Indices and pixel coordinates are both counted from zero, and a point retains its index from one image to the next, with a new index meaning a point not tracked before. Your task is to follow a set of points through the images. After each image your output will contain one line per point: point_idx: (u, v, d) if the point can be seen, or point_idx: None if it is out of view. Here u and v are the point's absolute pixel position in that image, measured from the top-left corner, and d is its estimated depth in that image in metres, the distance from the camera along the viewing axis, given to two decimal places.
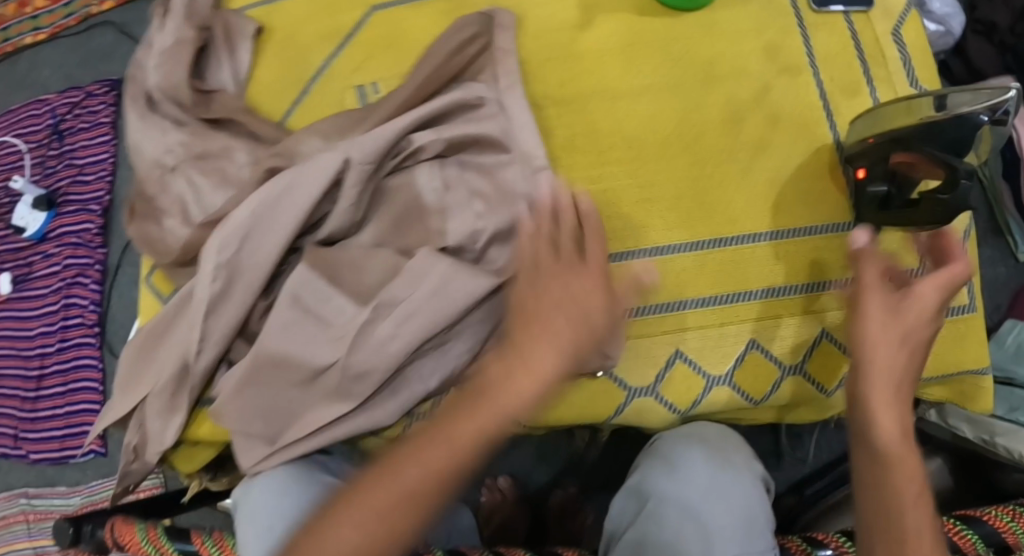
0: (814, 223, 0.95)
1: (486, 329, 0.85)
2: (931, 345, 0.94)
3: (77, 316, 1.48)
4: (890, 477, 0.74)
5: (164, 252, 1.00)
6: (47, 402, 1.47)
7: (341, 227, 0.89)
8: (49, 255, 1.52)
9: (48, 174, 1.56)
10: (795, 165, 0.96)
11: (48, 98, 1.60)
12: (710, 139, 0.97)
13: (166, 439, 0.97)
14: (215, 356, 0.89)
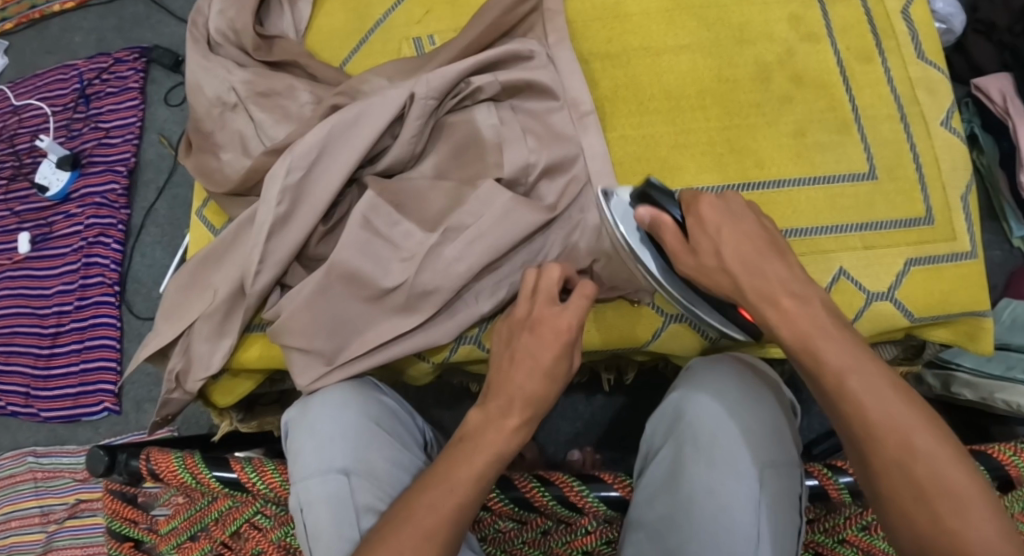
0: (841, 171, 0.99)
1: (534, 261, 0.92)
2: (936, 285, 0.96)
3: (97, 273, 1.76)
4: (931, 475, 0.71)
5: (220, 181, 1.04)
6: (64, 358, 1.73)
7: (400, 158, 0.95)
8: (72, 215, 1.81)
9: (73, 137, 1.88)
10: (819, 118, 1.01)
11: (76, 65, 1.93)
12: (741, 95, 1.02)
13: (214, 362, 1.00)
14: (273, 277, 0.93)
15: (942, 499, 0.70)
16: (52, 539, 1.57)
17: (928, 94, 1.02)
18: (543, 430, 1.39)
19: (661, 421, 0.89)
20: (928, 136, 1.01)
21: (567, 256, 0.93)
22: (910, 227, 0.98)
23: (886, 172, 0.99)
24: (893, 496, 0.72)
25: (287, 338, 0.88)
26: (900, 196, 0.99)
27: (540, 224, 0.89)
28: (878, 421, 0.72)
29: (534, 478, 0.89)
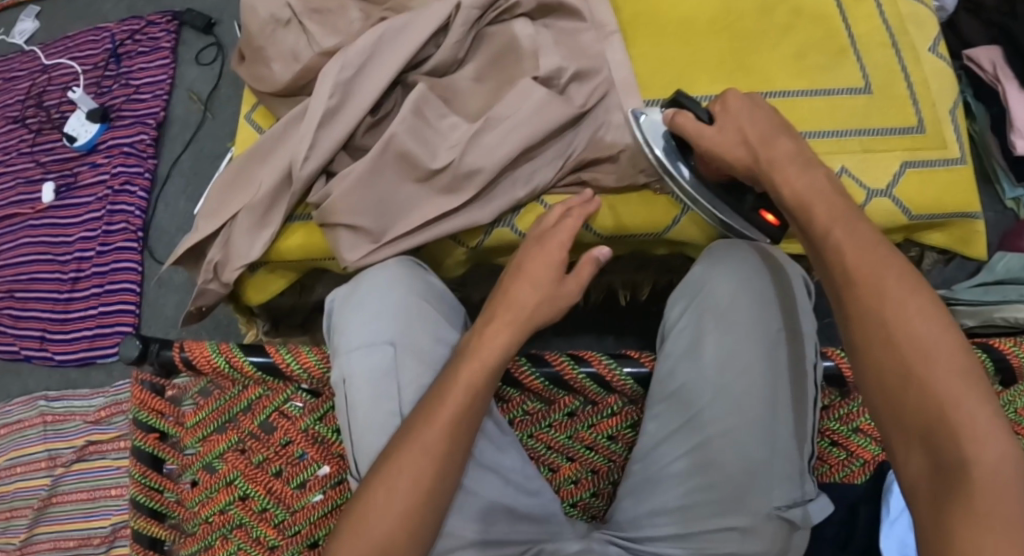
0: (838, 88, 1.06)
1: (562, 156, 1.00)
2: (931, 185, 1.03)
3: (121, 220, 1.81)
4: (952, 392, 0.75)
5: (270, 83, 1.11)
6: (82, 302, 1.76)
7: (444, 61, 1.02)
8: (98, 165, 1.88)
9: (104, 93, 1.95)
10: (819, 43, 1.08)
11: (109, 28, 2.02)
12: (745, 22, 1.09)
13: (254, 250, 1.07)
14: (321, 165, 0.99)
15: (947, 436, 0.74)
16: (59, 482, 1.62)
17: (916, 27, 1.10)
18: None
19: (686, 297, 0.96)
20: (916, 60, 1.08)
21: (592, 151, 1.00)
22: (905, 135, 1.05)
23: (880, 88, 1.07)
24: (904, 431, 0.77)
25: (337, 213, 0.94)
26: (892, 109, 1.06)
27: (570, 118, 0.98)
28: (888, 365, 0.78)
29: (567, 357, 1.01)
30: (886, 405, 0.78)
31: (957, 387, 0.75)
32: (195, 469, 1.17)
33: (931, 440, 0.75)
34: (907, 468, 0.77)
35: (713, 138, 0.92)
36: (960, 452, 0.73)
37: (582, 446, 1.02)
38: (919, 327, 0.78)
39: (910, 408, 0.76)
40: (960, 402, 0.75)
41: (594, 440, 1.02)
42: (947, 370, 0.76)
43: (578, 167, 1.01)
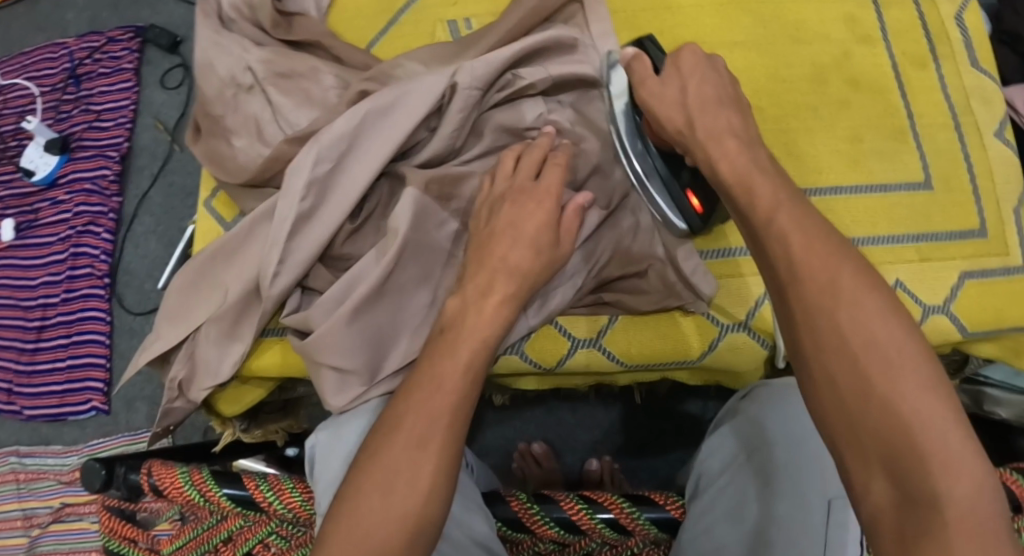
0: (893, 180, 0.89)
1: (588, 267, 0.81)
2: (991, 300, 0.85)
3: (86, 264, 1.61)
4: (926, 411, 0.59)
5: (234, 170, 0.92)
6: (50, 353, 1.57)
7: (439, 152, 0.84)
8: (59, 201, 1.65)
9: (62, 119, 1.72)
10: (871, 123, 0.90)
11: (66, 43, 1.77)
12: (795, 96, 0.91)
13: (223, 369, 0.90)
14: (294, 281, 0.82)
15: (917, 465, 0.59)
16: (36, 544, 1.45)
17: (982, 105, 0.92)
18: (560, 436, 1.30)
19: (722, 451, 0.83)
20: (982, 149, 0.91)
21: (619, 262, 0.82)
22: (962, 239, 0.87)
23: (942, 183, 0.89)
24: (860, 451, 0.61)
25: (321, 352, 0.77)
26: (953, 208, 0.88)
27: (597, 221, 0.81)
28: (842, 375, 0.62)
29: (579, 498, 0.82)
30: (843, 425, 0.62)
31: (927, 402, 0.60)
32: None
33: (897, 468, 0.59)
34: (870, 500, 0.60)
35: (653, 87, 0.78)
36: (932, 485, 0.58)
37: None
38: (874, 322, 0.62)
39: (870, 428, 0.60)
40: (930, 421, 0.59)
41: None
42: (916, 383, 0.60)
43: (601, 278, 0.82)
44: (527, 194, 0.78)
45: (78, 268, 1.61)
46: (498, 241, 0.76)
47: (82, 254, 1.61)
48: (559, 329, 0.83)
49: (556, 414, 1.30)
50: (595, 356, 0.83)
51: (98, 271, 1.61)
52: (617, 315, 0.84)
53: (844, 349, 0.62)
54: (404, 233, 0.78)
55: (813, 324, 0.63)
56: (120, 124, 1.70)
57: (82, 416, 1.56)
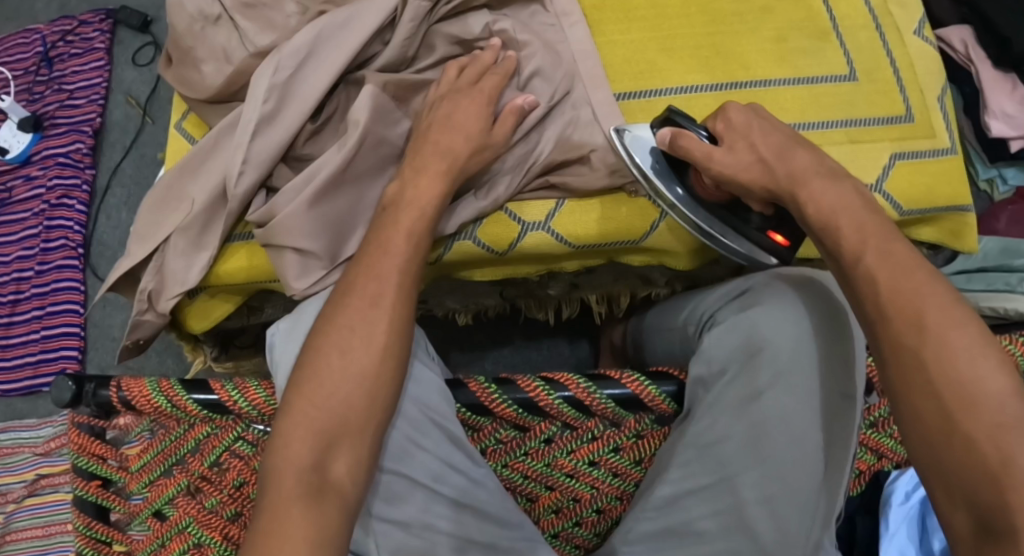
0: (818, 74, 0.93)
1: (532, 156, 0.86)
2: (921, 178, 0.91)
3: (60, 236, 1.66)
4: (1009, 440, 0.66)
5: (200, 89, 0.98)
6: (24, 326, 1.60)
7: (393, 60, 0.90)
8: (32, 177, 1.70)
9: (36, 101, 1.76)
10: (798, 26, 0.95)
11: (38, 28, 1.82)
12: (723, 4, 0.95)
13: (191, 276, 0.95)
14: (257, 179, 0.88)
15: (1000, 498, 0.65)
16: (11, 519, 1.47)
17: (899, 7, 0.98)
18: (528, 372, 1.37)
19: (728, 340, 0.83)
20: (902, 44, 0.96)
21: (559, 150, 0.87)
22: (890, 124, 0.93)
23: (865, 75, 0.94)
24: (945, 487, 0.68)
25: (285, 236, 0.83)
26: (880, 98, 0.93)
27: (537, 116, 0.87)
28: (926, 411, 0.69)
29: (539, 379, 0.87)
30: (922, 450, 0.69)
31: (1005, 439, 0.66)
32: (144, 520, 0.94)
33: (978, 501, 0.66)
34: (952, 528, 0.67)
35: (726, 157, 0.80)
36: (1012, 518, 0.64)
37: (563, 475, 0.88)
38: (961, 362, 0.68)
39: (956, 458, 0.67)
40: (1012, 456, 0.66)
41: (576, 468, 0.88)
42: (994, 419, 0.67)
43: (543, 166, 0.87)
44: (464, 93, 0.85)
45: (52, 241, 1.65)
46: (444, 134, 0.83)
47: (57, 227, 1.65)
48: (510, 215, 0.87)
49: (524, 352, 1.37)
50: (544, 237, 0.87)
51: (72, 241, 1.65)
52: (563, 200, 0.88)
53: (929, 388, 0.69)
54: (365, 123, 0.85)
55: (898, 363, 0.70)
56: (92, 101, 1.75)
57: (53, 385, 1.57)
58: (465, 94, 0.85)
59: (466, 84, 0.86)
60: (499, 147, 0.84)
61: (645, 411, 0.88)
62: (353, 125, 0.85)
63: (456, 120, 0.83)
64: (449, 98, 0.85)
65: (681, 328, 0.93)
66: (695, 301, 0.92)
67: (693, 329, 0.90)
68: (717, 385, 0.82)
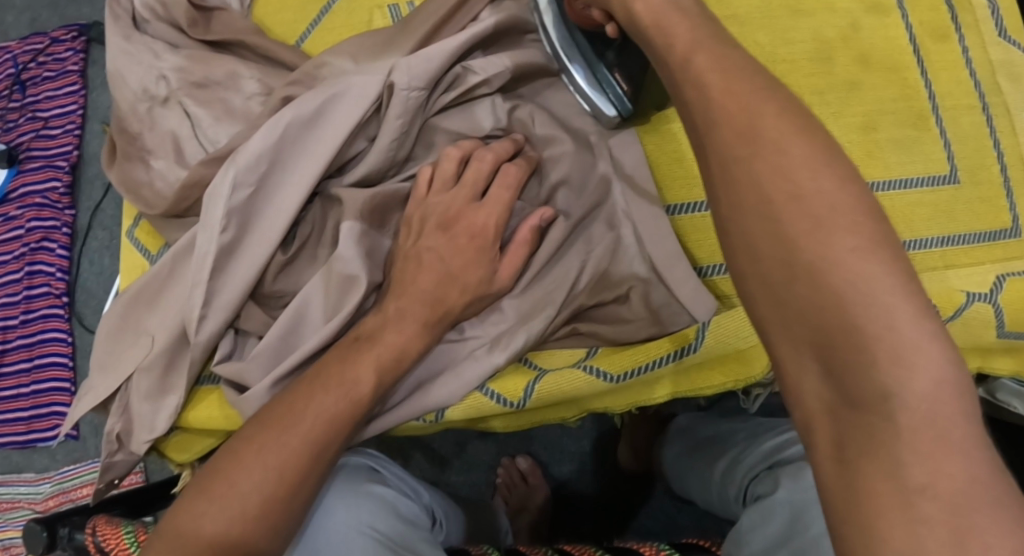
0: (912, 175, 0.76)
1: (561, 289, 0.68)
2: None
3: (43, 283, 1.35)
4: (879, 279, 0.49)
5: (155, 201, 0.81)
6: (12, 379, 1.31)
7: (378, 167, 0.72)
8: (10, 217, 1.36)
9: (9, 130, 1.42)
10: (889, 110, 0.77)
11: (8, 46, 1.46)
12: (797, 78, 0.78)
13: (159, 424, 0.79)
14: (222, 324, 0.72)
15: (855, 350, 0.49)
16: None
17: (1012, 84, 0.80)
18: (546, 446, 1.12)
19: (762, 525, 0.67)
20: (1014, 131, 0.79)
21: (595, 287, 0.69)
22: (995, 241, 0.76)
23: (969, 176, 0.77)
24: (789, 339, 0.51)
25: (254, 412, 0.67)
26: (980, 206, 0.77)
27: (561, 237, 0.69)
28: (762, 242, 0.52)
29: (557, 554, 0.75)
30: (765, 304, 0.52)
31: (863, 270, 0.50)
32: None
33: (831, 354, 0.50)
34: (803, 402, 0.51)
35: None
36: (879, 381, 0.49)
37: None
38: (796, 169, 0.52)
39: (806, 311, 0.51)
40: (870, 294, 0.49)
41: None
42: (849, 243, 0.50)
43: (573, 307, 0.69)
44: (462, 221, 0.66)
45: (34, 288, 1.34)
46: (424, 273, 0.65)
47: (38, 272, 1.34)
48: (531, 367, 0.71)
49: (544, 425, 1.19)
50: (566, 374, 0.70)
51: (57, 290, 1.34)
52: (597, 347, 0.71)
53: (755, 210, 0.52)
54: (367, 276, 0.68)
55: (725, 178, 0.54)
56: (69, 132, 1.41)
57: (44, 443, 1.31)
58: (462, 223, 0.66)
59: (469, 200, 0.67)
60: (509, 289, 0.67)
61: None
62: (348, 280, 0.67)
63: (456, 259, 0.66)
64: (438, 219, 0.67)
65: (719, 485, 0.81)
66: (733, 462, 0.79)
67: (737, 499, 0.76)
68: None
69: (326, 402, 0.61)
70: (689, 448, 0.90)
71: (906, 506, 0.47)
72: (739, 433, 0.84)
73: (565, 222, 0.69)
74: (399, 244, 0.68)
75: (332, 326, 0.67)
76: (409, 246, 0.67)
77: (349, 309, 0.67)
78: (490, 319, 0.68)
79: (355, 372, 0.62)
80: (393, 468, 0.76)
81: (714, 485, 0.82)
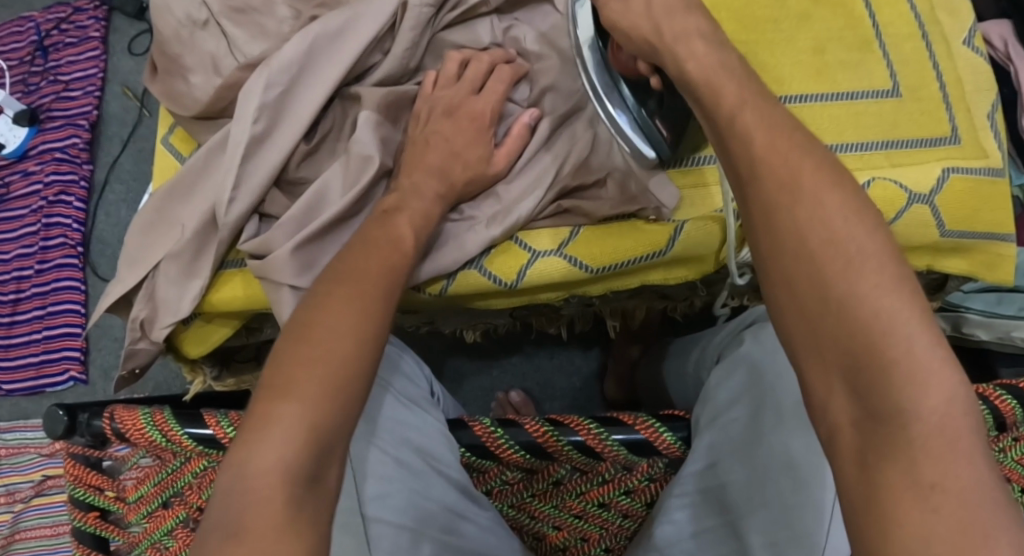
0: (860, 88, 0.87)
1: (550, 174, 0.79)
2: (975, 198, 0.85)
3: (59, 235, 1.44)
4: (909, 318, 0.55)
5: (189, 104, 0.91)
6: (25, 326, 1.41)
7: (392, 72, 0.83)
8: (30, 173, 1.47)
9: (31, 92, 1.52)
10: (836, 37, 0.89)
11: (31, 15, 1.56)
12: (757, 8, 0.89)
13: (183, 306, 0.88)
14: (250, 206, 0.81)
15: (880, 374, 0.54)
16: (19, 519, 1.31)
17: (950, 16, 0.91)
18: (537, 381, 1.25)
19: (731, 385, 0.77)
20: (950, 55, 0.90)
21: (576, 174, 0.79)
22: (935, 146, 0.87)
23: (910, 91, 0.88)
24: (820, 362, 0.56)
25: (277, 273, 0.76)
26: (920, 117, 0.87)
27: (546, 131, 0.80)
28: (799, 271, 0.58)
29: (546, 422, 0.82)
30: (805, 338, 0.57)
31: (888, 306, 0.55)
32: (144, 551, 0.87)
33: (860, 376, 0.55)
34: (831, 417, 0.56)
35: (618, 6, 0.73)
36: (897, 398, 0.54)
37: (571, 518, 0.84)
38: (833, 203, 0.58)
39: (837, 338, 0.56)
40: (892, 327, 0.55)
41: (584, 510, 0.83)
42: (875, 280, 0.56)
43: (559, 190, 0.79)
44: (457, 112, 0.78)
45: (50, 239, 1.43)
46: (431, 150, 0.76)
47: (54, 225, 1.44)
48: (522, 244, 0.80)
49: (529, 360, 1.26)
50: (559, 264, 0.79)
51: (73, 240, 1.44)
52: (580, 229, 0.80)
53: (796, 253, 0.58)
54: (379, 157, 0.78)
55: (767, 201, 0.60)
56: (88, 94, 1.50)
57: (54, 389, 1.39)
58: (464, 110, 0.78)
59: (470, 93, 0.79)
60: (498, 172, 0.78)
61: (658, 456, 0.82)
62: (364, 160, 0.78)
63: (453, 138, 0.77)
64: (444, 107, 0.78)
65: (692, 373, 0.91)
66: (702, 352, 0.91)
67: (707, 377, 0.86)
68: (716, 425, 0.74)
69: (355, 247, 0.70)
70: (675, 352, 1.01)
71: (920, 497, 0.51)
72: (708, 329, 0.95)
73: (551, 119, 0.80)
74: (409, 132, 0.79)
75: (349, 198, 0.77)
76: (419, 132, 0.78)
77: (364, 184, 0.77)
78: (485, 203, 0.79)
79: (385, 229, 0.71)
80: (407, 355, 0.87)
81: (689, 377, 0.93)
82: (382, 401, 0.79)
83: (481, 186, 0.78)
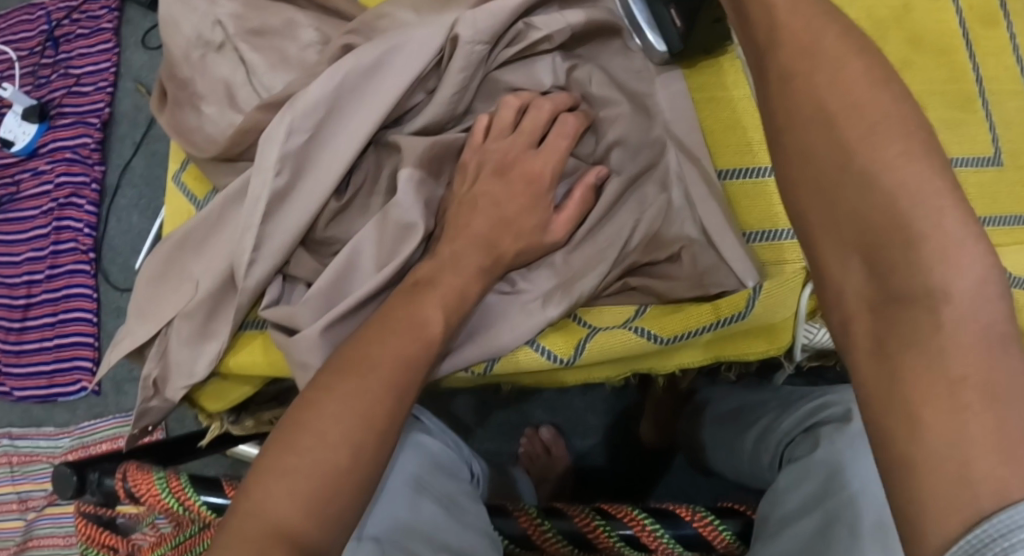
0: (957, 154, 0.77)
1: (616, 245, 0.69)
2: None
3: (70, 239, 1.34)
4: None
5: (204, 144, 0.81)
6: (37, 331, 1.31)
7: (437, 119, 0.72)
8: (40, 172, 1.37)
9: (41, 86, 1.42)
10: (938, 91, 0.78)
11: (42, 3, 1.46)
12: None
13: (198, 369, 0.79)
14: (271, 270, 0.71)
15: None
16: (32, 529, 1.23)
17: None
18: (569, 418, 1.12)
19: (801, 489, 0.68)
20: None
21: (645, 246, 0.70)
22: None
23: (1012, 158, 0.77)
24: None
25: (301, 354, 0.66)
26: (1021, 192, 0.76)
27: (613, 194, 0.70)
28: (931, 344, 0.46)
29: (595, 514, 0.74)
30: None
31: None
32: None
33: None
34: None
35: None
36: None
37: None
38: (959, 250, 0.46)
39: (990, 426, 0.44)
40: None
41: None
42: (1021, 352, 0.44)
43: (627, 264, 0.69)
44: (513, 173, 0.68)
45: (60, 243, 1.34)
46: (479, 215, 0.66)
47: (65, 228, 1.34)
48: (581, 321, 0.71)
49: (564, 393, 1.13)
50: (621, 339, 0.70)
51: (84, 246, 1.34)
52: (646, 306, 0.71)
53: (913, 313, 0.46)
54: (424, 225, 0.69)
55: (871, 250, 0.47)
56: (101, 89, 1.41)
57: (68, 397, 1.31)
58: (519, 168, 0.68)
59: (527, 147, 0.69)
60: (556, 241, 0.68)
61: (711, 553, 0.73)
62: (405, 228, 0.68)
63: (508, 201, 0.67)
64: (496, 164, 0.68)
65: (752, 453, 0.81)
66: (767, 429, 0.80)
67: (772, 465, 0.77)
68: (782, 537, 0.65)
69: (391, 342, 0.60)
70: (727, 417, 0.91)
71: None
72: (771, 401, 0.84)
73: (619, 180, 0.70)
74: (454, 191, 0.69)
75: (387, 272, 0.67)
76: (465, 192, 0.68)
77: (404, 256, 0.68)
78: (540, 274, 0.69)
79: (409, 308, 0.62)
80: (437, 427, 0.78)
81: (749, 457, 0.82)
82: (402, 486, 0.69)
83: (538, 256, 0.68)
